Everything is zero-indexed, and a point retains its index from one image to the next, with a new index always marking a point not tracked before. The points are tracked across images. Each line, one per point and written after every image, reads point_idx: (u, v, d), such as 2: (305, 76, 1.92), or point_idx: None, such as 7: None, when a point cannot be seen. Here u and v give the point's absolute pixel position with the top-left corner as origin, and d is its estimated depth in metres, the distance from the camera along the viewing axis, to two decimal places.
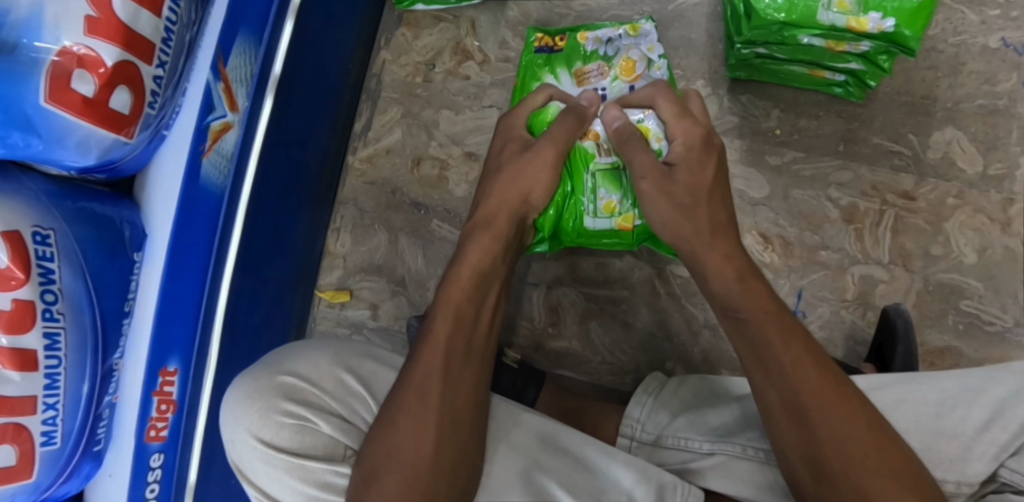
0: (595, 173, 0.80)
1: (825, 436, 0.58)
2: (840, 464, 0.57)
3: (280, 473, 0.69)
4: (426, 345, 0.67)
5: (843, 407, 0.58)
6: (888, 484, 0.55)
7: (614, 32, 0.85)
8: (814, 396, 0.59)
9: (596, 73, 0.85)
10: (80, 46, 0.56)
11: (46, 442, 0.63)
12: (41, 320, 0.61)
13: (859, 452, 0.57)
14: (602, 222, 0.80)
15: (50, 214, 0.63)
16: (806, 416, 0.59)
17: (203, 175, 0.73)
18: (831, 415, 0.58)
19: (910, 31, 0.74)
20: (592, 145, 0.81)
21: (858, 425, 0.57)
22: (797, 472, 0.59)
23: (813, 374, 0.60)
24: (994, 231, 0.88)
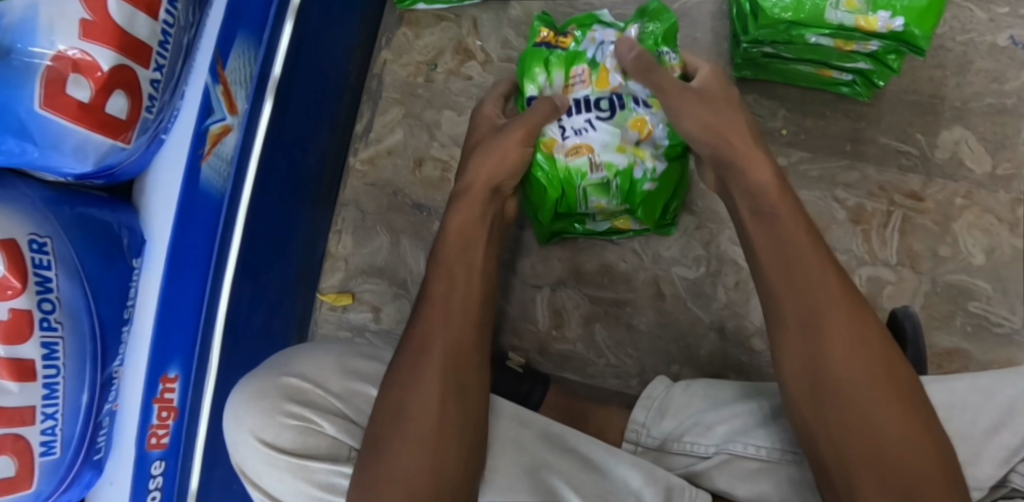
0: (585, 187, 0.80)
1: (837, 349, 0.57)
2: (847, 381, 0.56)
3: (282, 474, 0.68)
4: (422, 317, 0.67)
5: (860, 325, 0.58)
6: (891, 403, 0.55)
7: (609, 36, 0.79)
8: (832, 307, 0.59)
9: (580, 77, 0.79)
10: (75, 50, 0.55)
11: (45, 452, 0.62)
12: (39, 329, 0.60)
13: (868, 370, 0.56)
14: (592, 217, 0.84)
15: (47, 221, 0.62)
16: (820, 326, 0.59)
17: (203, 179, 0.72)
18: (845, 326, 0.58)
19: (919, 30, 0.73)
20: (586, 161, 0.78)
21: (870, 343, 0.57)
22: (801, 386, 0.58)
23: (834, 288, 0.60)
24: (1002, 232, 0.87)
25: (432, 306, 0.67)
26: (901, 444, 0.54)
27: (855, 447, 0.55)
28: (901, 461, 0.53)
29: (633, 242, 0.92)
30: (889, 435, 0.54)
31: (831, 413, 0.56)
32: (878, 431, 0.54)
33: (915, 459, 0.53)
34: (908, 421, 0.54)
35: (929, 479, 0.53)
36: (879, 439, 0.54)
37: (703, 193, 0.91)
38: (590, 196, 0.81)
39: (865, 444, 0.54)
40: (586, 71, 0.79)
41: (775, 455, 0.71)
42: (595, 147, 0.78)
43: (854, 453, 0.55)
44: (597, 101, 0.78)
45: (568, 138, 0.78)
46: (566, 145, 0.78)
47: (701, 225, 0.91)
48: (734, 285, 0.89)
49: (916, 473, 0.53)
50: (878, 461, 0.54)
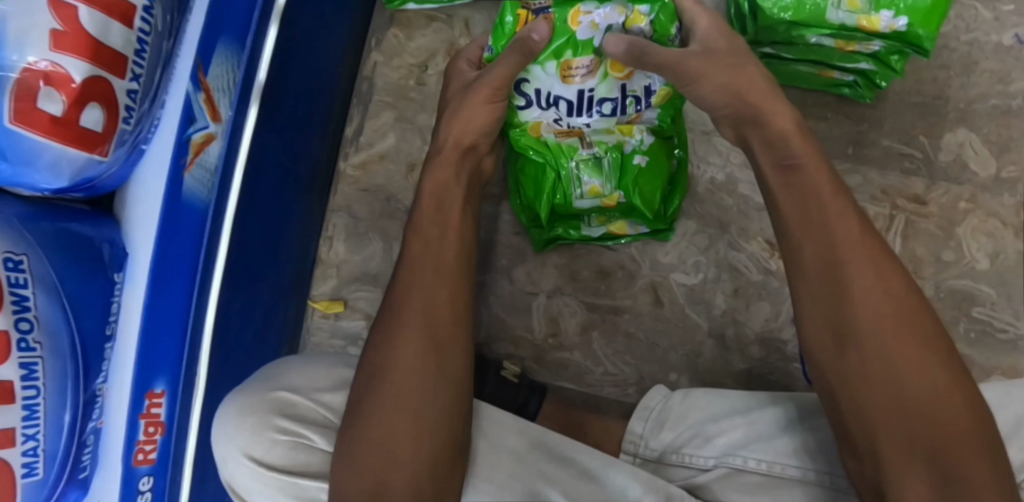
0: (577, 163, 0.80)
1: (857, 309, 0.56)
2: (871, 336, 0.55)
3: (273, 491, 0.66)
4: (414, 296, 0.65)
5: (884, 274, 0.57)
6: (915, 355, 0.54)
7: (615, 16, 0.68)
8: (854, 255, 0.57)
9: (586, 69, 0.71)
10: (45, 61, 0.53)
11: (27, 474, 0.60)
12: (16, 351, 0.58)
13: (891, 322, 0.55)
14: (588, 202, 0.82)
15: (23, 239, 0.60)
16: (840, 279, 0.57)
17: (186, 190, 0.70)
18: (864, 281, 0.56)
19: (923, 31, 0.71)
20: (578, 141, 0.79)
21: (893, 294, 0.56)
22: (820, 342, 0.57)
23: (858, 239, 0.58)
24: (1007, 236, 0.85)
25: (408, 282, 0.67)
26: (924, 395, 0.53)
27: (877, 402, 0.54)
28: (921, 417, 0.53)
29: (631, 248, 0.90)
30: (912, 386, 0.54)
31: (854, 370, 0.55)
32: (901, 384, 0.54)
33: (941, 409, 0.53)
34: (934, 371, 0.54)
35: (956, 428, 0.52)
36: (903, 391, 0.54)
37: (702, 197, 0.89)
38: (583, 176, 0.80)
39: (886, 398, 0.54)
40: (592, 63, 0.71)
41: (778, 469, 0.69)
42: (585, 128, 0.78)
43: (877, 406, 0.54)
44: (600, 102, 0.74)
45: (562, 124, 0.76)
46: (560, 127, 0.77)
47: (700, 230, 0.89)
48: (734, 292, 0.88)
49: (943, 423, 0.53)
50: (902, 413, 0.53)
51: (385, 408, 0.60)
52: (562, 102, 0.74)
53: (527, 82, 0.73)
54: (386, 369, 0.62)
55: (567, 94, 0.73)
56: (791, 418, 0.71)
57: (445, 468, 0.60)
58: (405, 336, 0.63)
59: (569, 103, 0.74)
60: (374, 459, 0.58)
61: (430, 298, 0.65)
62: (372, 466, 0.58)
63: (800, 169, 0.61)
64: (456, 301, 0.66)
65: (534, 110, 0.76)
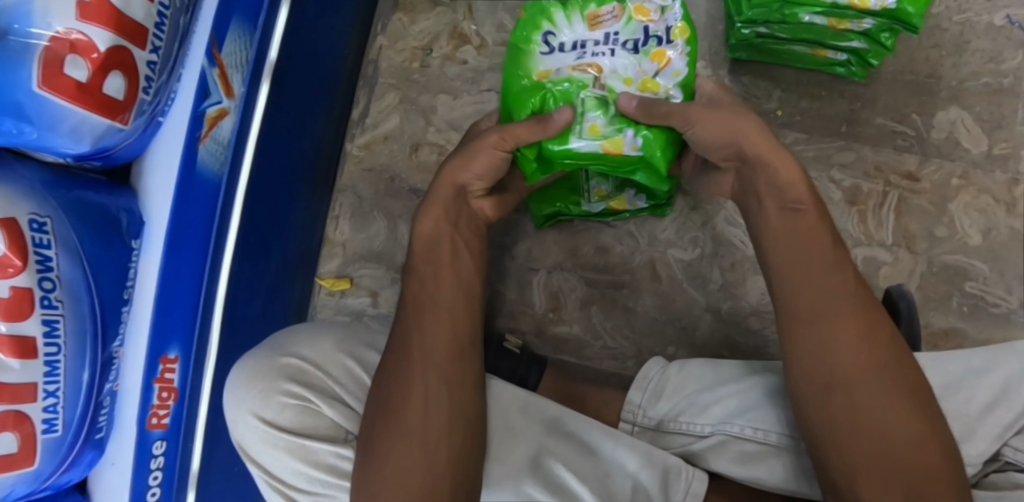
0: (585, 98, 0.69)
1: (848, 352, 0.58)
2: (856, 391, 0.57)
3: (281, 454, 0.69)
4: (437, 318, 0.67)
5: (874, 333, 0.58)
6: (898, 411, 0.56)
7: None
8: (844, 311, 0.59)
9: (611, 14, 0.71)
10: (72, 31, 0.56)
11: (47, 430, 0.63)
12: (40, 307, 0.61)
13: (878, 380, 0.57)
14: (589, 144, 0.69)
15: (47, 202, 0.63)
16: (831, 334, 0.58)
17: (200, 162, 0.72)
18: (853, 331, 0.58)
19: (912, 8, 0.72)
20: (593, 77, 0.70)
21: (880, 352, 0.58)
22: (810, 392, 0.59)
23: (847, 299, 0.59)
24: (999, 212, 0.87)
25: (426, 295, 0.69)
26: (906, 448, 0.55)
27: (859, 455, 0.56)
28: (905, 464, 0.55)
29: (629, 225, 0.92)
30: (895, 442, 0.55)
31: (840, 420, 0.57)
32: (886, 439, 0.56)
33: (922, 464, 0.55)
34: (916, 426, 0.56)
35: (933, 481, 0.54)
36: (887, 444, 0.55)
37: None
38: (587, 112, 0.69)
39: (866, 450, 0.56)
40: (616, 7, 0.71)
41: (774, 438, 0.71)
42: (604, 69, 0.70)
43: (859, 459, 0.56)
44: (625, 42, 0.70)
45: (582, 59, 0.71)
46: (575, 65, 0.71)
47: (697, 207, 0.91)
48: (730, 267, 0.90)
49: (921, 475, 0.54)
50: (882, 467, 0.55)
51: (393, 448, 0.62)
52: (588, 43, 0.71)
53: (553, 33, 0.72)
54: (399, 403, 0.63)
55: (593, 36, 0.71)
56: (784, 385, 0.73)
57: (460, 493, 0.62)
58: (416, 378, 0.64)
59: (596, 42, 0.71)
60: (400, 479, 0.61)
61: (434, 338, 0.66)
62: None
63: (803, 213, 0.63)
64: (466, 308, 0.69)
65: (556, 58, 0.72)
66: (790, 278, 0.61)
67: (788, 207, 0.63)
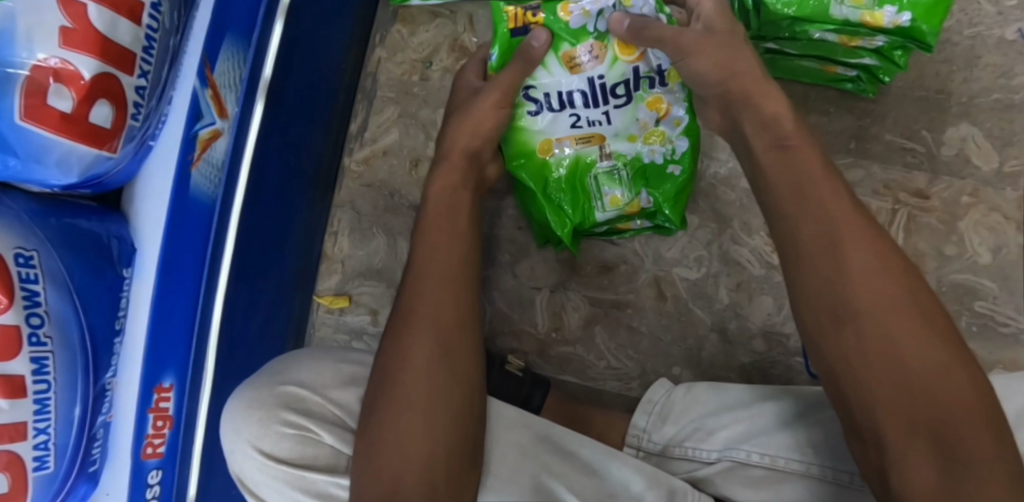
0: (596, 176, 0.80)
1: (857, 276, 0.54)
2: (876, 312, 0.53)
3: (282, 485, 0.67)
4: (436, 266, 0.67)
5: (893, 257, 0.54)
6: (922, 332, 0.51)
7: (603, 2, 0.73)
8: (855, 242, 0.55)
9: (589, 55, 0.75)
10: (54, 59, 0.54)
11: (38, 467, 0.61)
12: (27, 345, 0.59)
13: (896, 301, 0.52)
14: (612, 215, 0.82)
15: (33, 234, 0.61)
16: (841, 257, 0.54)
17: (193, 185, 0.70)
18: (865, 256, 0.54)
19: (926, 26, 0.70)
20: (598, 151, 0.80)
21: (893, 275, 0.53)
22: (819, 324, 0.55)
23: (861, 230, 0.55)
24: (1009, 230, 0.85)
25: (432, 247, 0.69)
26: (934, 376, 0.50)
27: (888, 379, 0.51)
28: (927, 390, 0.50)
29: (634, 243, 0.90)
30: (916, 368, 0.51)
31: (869, 342, 0.52)
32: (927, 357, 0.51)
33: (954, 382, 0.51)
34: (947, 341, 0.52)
35: (958, 408, 0.49)
36: (907, 372, 0.51)
37: (703, 192, 0.89)
38: (603, 187, 0.81)
39: (892, 376, 0.51)
40: (594, 47, 0.75)
41: (783, 463, 0.69)
42: (607, 137, 0.79)
43: (879, 386, 0.51)
44: (612, 87, 0.76)
45: (580, 127, 0.79)
46: (576, 134, 0.79)
47: (703, 225, 0.89)
48: (737, 285, 0.88)
49: (955, 393, 0.50)
50: (913, 392, 0.51)
51: (398, 401, 0.60)
52: (576, 95, 0.77)
53: (534, 89, 0.77)
54: (402, 357, 0.62)
55: (577, 85, 0.76)
56: (793, 411, 0.71)
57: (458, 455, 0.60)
58: (420, 332, 0.63)
59: (584, 95, 0.77)
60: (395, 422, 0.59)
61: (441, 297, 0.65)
62: (386, 457, 0.58)
63: (793, 147, 0.61)
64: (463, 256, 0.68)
65: (545, 117, 0.78)
66: (795, 196, 0.58)
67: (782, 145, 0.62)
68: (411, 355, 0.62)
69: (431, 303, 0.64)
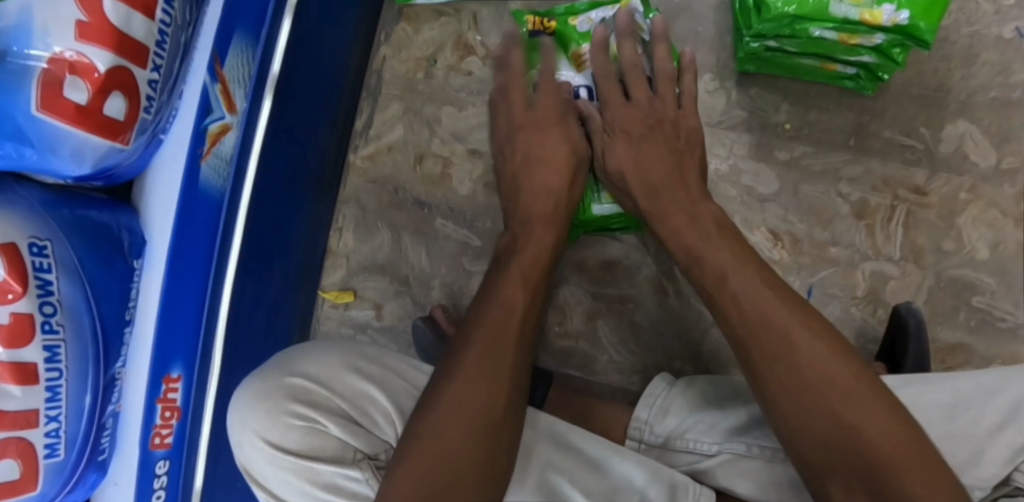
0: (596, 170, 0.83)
1: (758, 350, 0.58)
2: (786, 386, 0.56)
3: (287, 475, 0.68)
4: (504, 289, 0.69)
5: (805, 328, 0.57)
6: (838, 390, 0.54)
7: (608, 12, 0.82)
8: (757, 317, 0.59)
9: None
10: (71, 52, 0.55)
11: (49, 454, 0.62)
12: (40, 333, 0.60)
13: (799, 369, 0.55)
14: (607, 207, 0.83)
15: (46, 223, 0.62)
16: (747, 333, 0.59)
17: (203, 179, 0.71)
18: (761, 326, 0.58)
19: (925, 23, 0.71)
20: None
21: (797, 340, 0.57)
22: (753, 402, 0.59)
23: (774, 301, 0.59)
24: (1007, 226, 0.86)
25: (507, 272, 0.71)
26: (863, 430, 0.52)
27: (815, 450, 0.53)
28: (855, 446, 0.52)
29: (636, 239, 0.91)
30: (841, 427, 0.53)
31: (789, 418, 0.55)
32: (852, 425, 0.52)
33: (891, 443, 0.51)
34: (869, 396, 0.53)
35: (891, 458, 0.50)
36: (828, 433, 0.53)
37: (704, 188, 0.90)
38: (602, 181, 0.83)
39: (814, 448, 0.54)
40: (597, 49, 0.83)
41: (779, 455, 0.71)
42: None
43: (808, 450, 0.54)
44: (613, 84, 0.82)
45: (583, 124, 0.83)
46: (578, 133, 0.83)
47: None
48: None
49: (881, 448, 0.51)
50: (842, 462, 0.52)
51: (446, 415, 0.59)
52: (581, 88, 0.83)
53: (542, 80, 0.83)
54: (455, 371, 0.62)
55: (582, 80, 0.83)
56: None
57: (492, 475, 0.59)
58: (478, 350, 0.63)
59: (587, 89, 0.83)
60: (446, 435, 0.58)
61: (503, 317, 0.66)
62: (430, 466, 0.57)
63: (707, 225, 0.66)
64: (527, 283, 0.70)
65: None
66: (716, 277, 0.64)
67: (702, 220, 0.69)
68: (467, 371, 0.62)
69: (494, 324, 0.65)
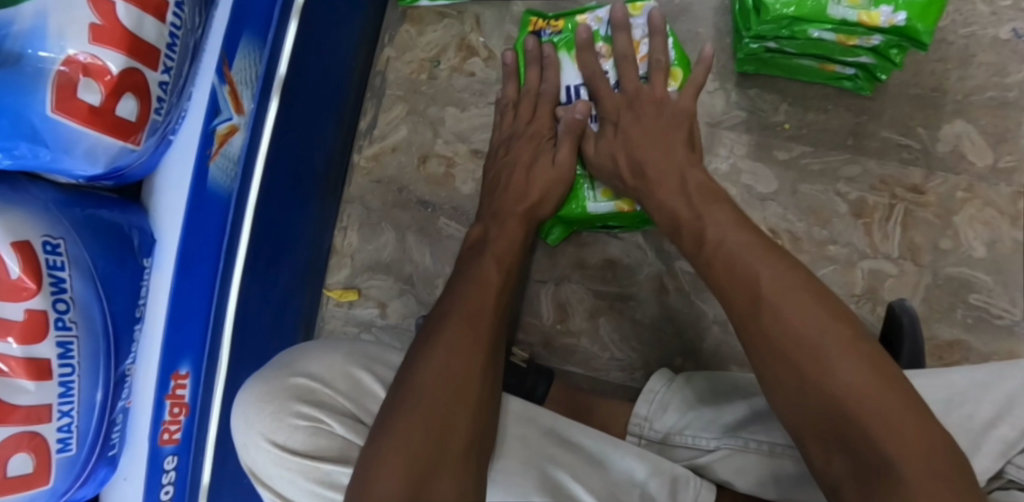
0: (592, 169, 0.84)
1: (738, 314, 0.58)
2: (758, 347, 0.56)
3: (295, 476, 0.67)
4: (475, 278, 0.72)
5: (773, 291, 0.57)
6: (808, 346, 0.53)
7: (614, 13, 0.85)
8: (740, 281, 0.59)
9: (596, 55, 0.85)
10: (84, 54, 0.56)
11: (62, 449, 0.63)
12: (54, 329, 0.61)
13: (771, 329, 0.55)
14: (601, 205, 0.84)
15: (59, 223, 0.63)
16: (733, 299, 0.59)
17: (211, 179, 0.73)
18: (742, 291, 0.59)
19: (922, 26, 0.72)
20: None
21: (767, 301, 0.56)
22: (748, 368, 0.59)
23: (755, 265, 0.59)
24: (1003, 225, 0.88)
25: (485, 259, 0.74)
26: (834, 387, 0.51)
27: (797, 413, 0.53)
28: (829, 403, 0.51)
29: (636, 237, 0.92)
30: (815, 387, 0.52)
31: (767, 385, 0.55)
32: (825, 386, 0.52)
33: (864, 400, 0.50)
34: (840, 349, 0.52)
35: (862, 413, 0.50)
36: (802, 395, 0.53)
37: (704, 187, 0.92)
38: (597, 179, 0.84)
39: (795, 414, 0.53)
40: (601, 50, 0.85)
41: (779, 450, 0.71)
42: None
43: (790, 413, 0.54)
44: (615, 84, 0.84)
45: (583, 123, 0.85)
46: None
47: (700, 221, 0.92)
48: None
49: (854, 403, 0.50)
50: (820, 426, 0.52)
51: (418, 389, 0.62)
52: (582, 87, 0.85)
53: None
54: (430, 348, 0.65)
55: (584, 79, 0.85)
56: None
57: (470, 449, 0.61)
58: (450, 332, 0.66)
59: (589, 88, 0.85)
60: (421, 411, 0.61)
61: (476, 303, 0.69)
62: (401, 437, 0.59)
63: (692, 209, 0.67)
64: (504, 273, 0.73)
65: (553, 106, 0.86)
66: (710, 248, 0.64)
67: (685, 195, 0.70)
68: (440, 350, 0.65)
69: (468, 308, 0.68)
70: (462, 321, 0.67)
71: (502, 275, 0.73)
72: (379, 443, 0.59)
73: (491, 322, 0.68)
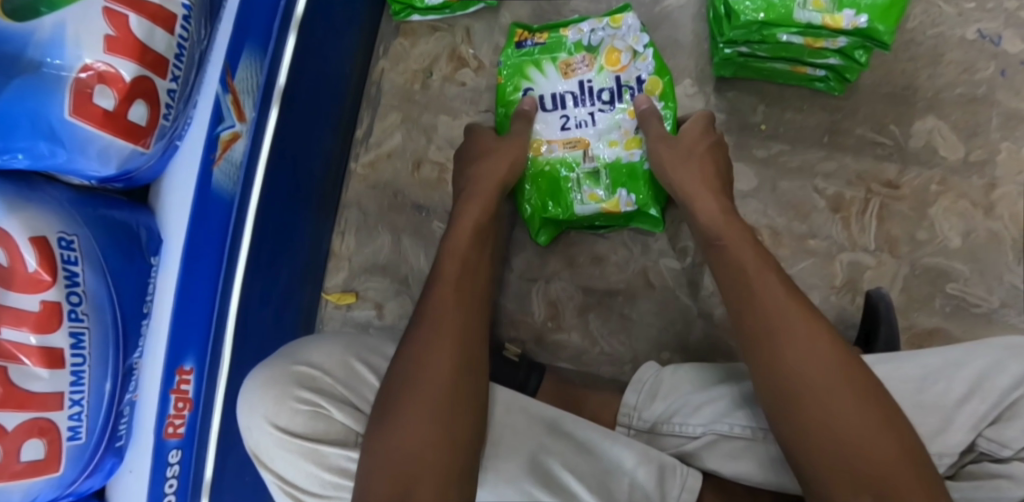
0: (579, 173, 0.89)
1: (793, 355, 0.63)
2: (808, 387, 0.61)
3: (296, 458, 0.71)
4: (438, 281, 0.75)
5: (813, 332, 0.63)
6: (859, 402, 0.60)
7: (597, 24, 0.90)
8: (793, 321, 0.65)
9: (582, 63, 0.90)
10: (100, 63, 0.61)
11: (71, 437, 0.66)
12: (67, 321, 0.65)
13: (828, 378, 0.61)
14: (590, 207, 0.89)
15: (74, 221, 0.67)
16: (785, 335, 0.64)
17: (215, 183, 0.77)
18: (798, 333, 0.64)
19: (883, 26, 0.77)
20: (582, 153, 0.90)
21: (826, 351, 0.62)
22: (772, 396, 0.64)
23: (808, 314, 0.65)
24: (978, 216, 0.91)
25: (450, 258, 0.77)
26: (870, 438, 0.59)
27: (824, 452, 0.59)
28: (862, 453, 0.58)
29: (623, 236, 0.96)
30: (852, 433, 0.59)
31: (806, 417, 0.61)
32: (854, 426, 0.59)
33: (889, 451, 0.58)
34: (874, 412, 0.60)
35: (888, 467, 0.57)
36: (837, 437, 0.59)
37: None
38: (584, 184, 0.89)
39: (827, 451, 0.59)
40: (585, 58, 0.90)
41: (761, 434, 0.74)
42: (590, 142, 0.90)
43: (819, 451, 0.60)
44: (599, 91, 0.90)
45: (568, 128, 0.90)
46: (565, 139, 0.90)
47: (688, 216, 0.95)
48: None
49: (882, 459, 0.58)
50: (841, 464, 0.58)
51: (407, 397, 0.65)
52: (567, 95, 0.90)
53: (532, 89, 0.91)
54: (408, 358, 0.68)
55: (569, 87, 0.90)
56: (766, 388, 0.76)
57: (462, 443, 0.64)
58: (423, 338, 0.69)
59: (573, 96, 0.90)
60: (405, 418, 0.64)
61: (443, 303, 0.72)
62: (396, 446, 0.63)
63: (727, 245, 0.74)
64: (460, 266, 0.77)
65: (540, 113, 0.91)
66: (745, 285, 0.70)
67: (717, 239, 0.76)
68: (421, 356, 0.68)
69: (438, 314, 0.71)
70: (431, 325, 0.70)
71: (461, 271, 0.76)
72: (378, 448, 0.63)
73: (459, 316, 0.71)
